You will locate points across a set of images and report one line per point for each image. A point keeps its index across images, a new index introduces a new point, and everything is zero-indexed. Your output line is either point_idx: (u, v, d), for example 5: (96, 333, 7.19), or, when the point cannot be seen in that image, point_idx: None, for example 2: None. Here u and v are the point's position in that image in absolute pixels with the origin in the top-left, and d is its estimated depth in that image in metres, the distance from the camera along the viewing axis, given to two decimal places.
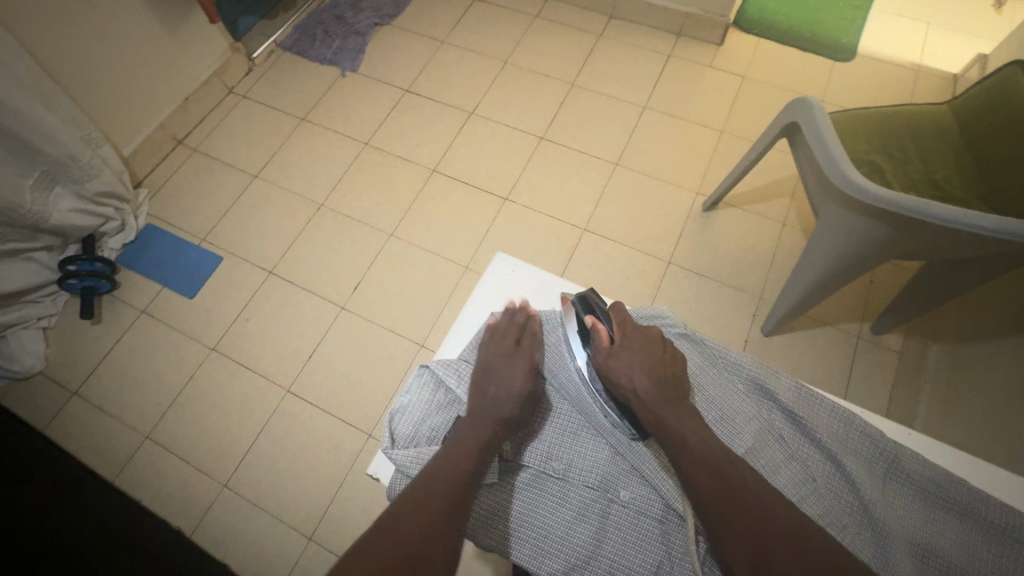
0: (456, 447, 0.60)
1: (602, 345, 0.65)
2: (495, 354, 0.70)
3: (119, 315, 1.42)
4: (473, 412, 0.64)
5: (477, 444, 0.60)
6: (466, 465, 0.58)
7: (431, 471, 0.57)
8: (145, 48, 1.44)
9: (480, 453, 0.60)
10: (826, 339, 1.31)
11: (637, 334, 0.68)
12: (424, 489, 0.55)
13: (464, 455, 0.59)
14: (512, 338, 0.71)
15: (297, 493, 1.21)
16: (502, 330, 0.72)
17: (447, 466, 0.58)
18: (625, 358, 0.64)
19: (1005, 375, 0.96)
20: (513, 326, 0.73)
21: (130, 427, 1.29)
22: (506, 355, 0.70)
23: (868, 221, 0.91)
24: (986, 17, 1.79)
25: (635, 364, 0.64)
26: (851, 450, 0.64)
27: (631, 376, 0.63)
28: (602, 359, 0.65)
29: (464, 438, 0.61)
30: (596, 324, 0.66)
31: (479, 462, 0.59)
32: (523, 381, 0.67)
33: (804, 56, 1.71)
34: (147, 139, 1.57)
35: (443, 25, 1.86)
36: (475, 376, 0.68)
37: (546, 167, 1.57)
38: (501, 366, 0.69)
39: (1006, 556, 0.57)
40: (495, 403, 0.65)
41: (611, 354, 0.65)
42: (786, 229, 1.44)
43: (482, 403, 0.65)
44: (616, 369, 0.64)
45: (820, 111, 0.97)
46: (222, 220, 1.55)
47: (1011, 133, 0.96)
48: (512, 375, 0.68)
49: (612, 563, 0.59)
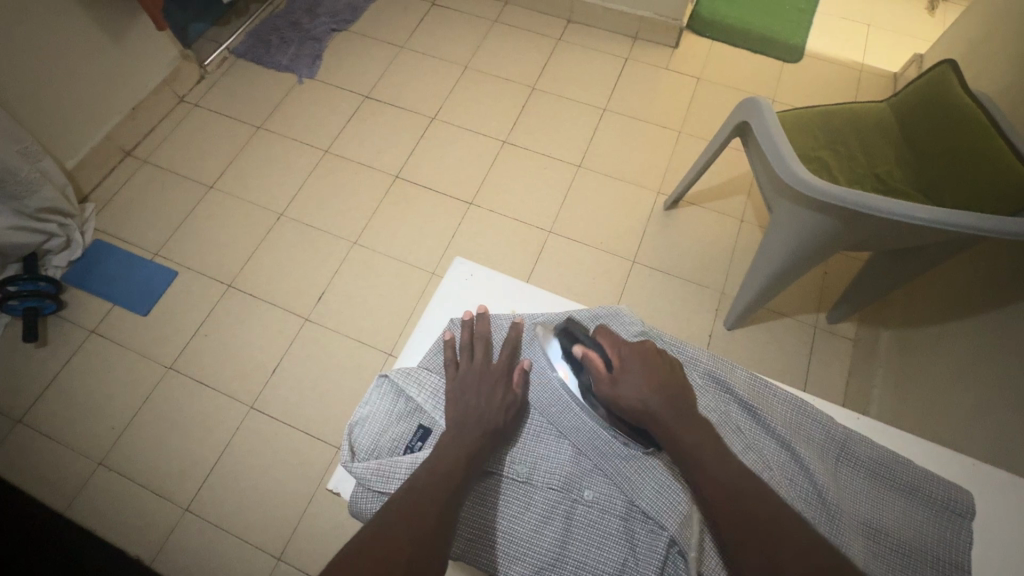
0: (436, 455, 0.58)
1: (601, 375, 0.62)
2: (466, 367, 0.69)
3: (66, 336, 1.35)
4: (458, 420, 0.63)
5: (452, 453, 0.59)
6: (441, 473, 0.56)
7: (413, 480, 0.56)
8: (86, 57, 1.38)
9: (466, 461, 0.58)
10: (786, 330, 1.35)
11: (636, 354, 0.63)
12: (406, 499, 0.53)
13: (446, 463, 0.57)
14: (478, 347, 0.71)
15: (265, 512, 1.17)
16: (464, 341, 0.72)
17: (429, 474, 0.56)
18: (630, 379, 0.60)
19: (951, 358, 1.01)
20: (477, 335, 0.72)
21: (82, 454, 1.22)
22: (475, 365, 0.69)
23: (818, 215, 0.94)
24: (920, 20, 1.89)
25: (643, 385, 0.59)
26: (805, 437, 0.66)
27: (643, 399, 0.59)
28: (607, 390, 0.61)
29: (444, 446, 0.59)
30: (588, 354, 0.63)
31: (459, 473, 0.57)
32: (503, 390, 0.67)
33: (755, 57, 1.76)
34: (92, 151, 1.50)
35: (403, 30, 1.84)
36: (452, 387, 0.67)
37: (510, 171, 1.58)
38: (483, 379, 0.68)
39: (949, 529, 0.61)
40: (472, 411, 0.64)
41: (612, 384, 0.61)
42: (744, 225, 1.48)
43: (460, 412, 0.64)
44: (624, 394, 0.59)
45: (768, 111, 1.01)
46: (175, 234, 1.49)
47: (944, 127, 1.02)
48: (493, 386, 0.67)
49: (578, 562, 0.60)
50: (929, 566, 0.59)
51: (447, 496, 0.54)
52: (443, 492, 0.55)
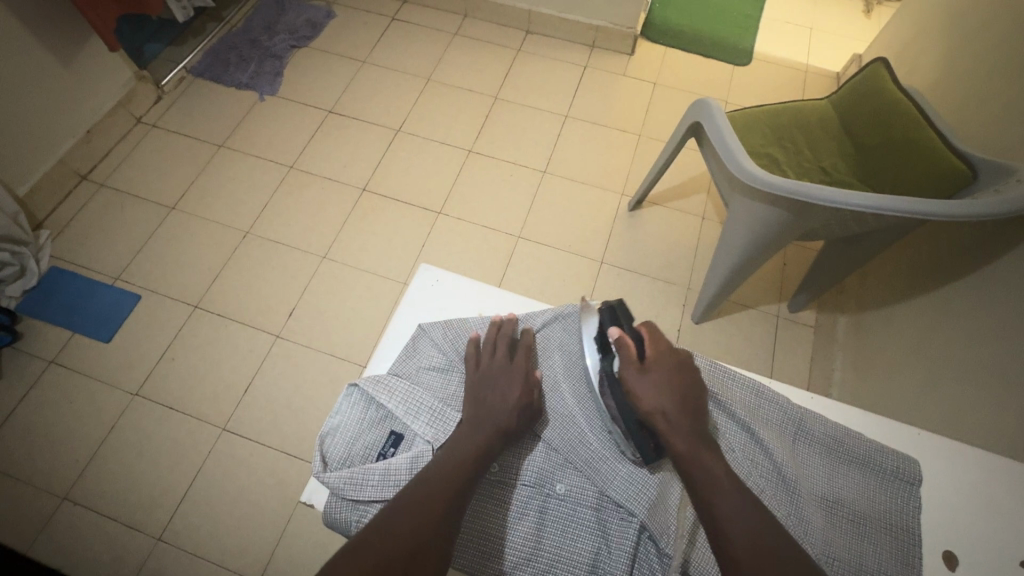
0: (443, 456, 0.59)
1: (631, 360, 0.64)
2: (486, 363, 0.69)
3: (23, 368, 1.30)
4: (472, 417, 0.64)
5: (470, 456, 0.59)
6: (455, 480, 0.56)
7: (416, 481, 0.56)
8: (36, 80, 1.35)
9: (471, 461, 0.59)
10: (750, 321, 1.40)
11: (670, 354, 0.65)
12: (410, 495, 0.55)
13: (452, 464, 0.58)
14: (504, 345, 0.70)
15: (241, 536, 1.15)
16: (491, 337, 0.72)
17: (428, 474, 0.57)
18: (655, 379, 0.62)
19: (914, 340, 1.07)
20: (503, 334, 0.72)
21: (45, 490, 1.18)
22: (497, 362, 0.69)
23: (770, 208, 0.99)
24: (858, 22, 2.01)
25: (665, 389, 0.62)
26: (763, 418, 0.69)
27: (660, 401, 0.61)
28: (633, 375, 0.63)
29: (450, 450, 0.60)
30: (623, 337, 0.65)
31: (472, 476, 0.58)
32: (521, 389, 0.67)
33: (707, 61, 1.84)
34: (45, 177, 1.46)
35: (363, 45, 1.86)
36: (472, 385, 0.68)
37: (476, 180, 1.60)
38: (497, 378, 0.68)
39: (898, 496, 0.65)
40: (485, 410, 0.64)
41: (638, 375, 0.63)
42: (705, 222, 1.53)
43: (473, 409, 0.65)
44: (640, 390, 0.62)
45: (717, 112, 1.06)
46: (136, 257, 1.46)
47: (879, 119, 1.08)
48: (509, 382, 0.67)
49: (553, 557, 0.61)
50: (884, 534, 0.63)
51: (448, 499, 0.55)
52: (444, 492, 0.55)
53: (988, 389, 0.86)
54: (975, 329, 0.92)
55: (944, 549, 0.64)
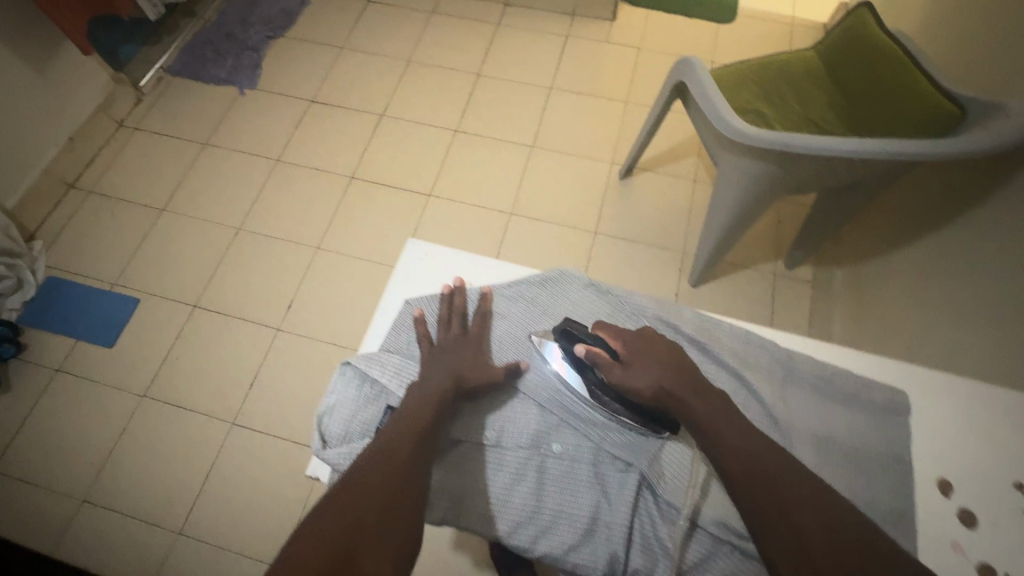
0: (397, 421, 0.59)
1: (611, 364, 0.62)
2: (442, 338, 0.69)
3: (30, 380, 1.31)
4: (433, 377, 0.64)
5: (432, 414, 0.60)
6: (414, 441, 0.56)
7: (377, 442, 0.56)
8: (12, 90, 1.34)
9: (430, 422, 0.59)
10: (747, 280, 1.39)
11: (638, 339, 0.64)
12: (370, 461, 0.54)
13: (411, 424, 0.58)
14: (455, 318, 0.71)
15: (261, 524, 1.17)
16: (443, 312, 0.71)
17: (386, 441, 0.56)
18: (641, 369, 0.61)
19: (913, 283, 1.07)
20: (455, 307, 0.71)
21: (63, 494, 1.20)
22: (452, 337, 0.69)
23: (758, 163, 0.98)
24: None
25: (658, 371, 0.61)
26: (751, 363, 0.69)
27: (658, 380, 0.60)
28: (622, 377, 0.61)
29: (414, 403, 0.61)
30: (591, 350, 0.63)
31: (433, 431, 0.59)
32: (479, 355, 0.68)
33: (689, 21, 1.80)
34: (32, 188, 1.45)
35: (340, 30, 1.82)
36: (432, 358, 0.67)
37: (465, 158, 1.58)
38: (460, 347, 0.68)
39: (889, 427, 0.65)
40: (448, 370, 0.65)
41: (626, 373, 0.61)
42: (697, 184, 1.52)
43: (438, 372, 0.65)
44: (640, 386, 0.61)
45: (699, 69, 1.04)
46: (131, 262, 1.46)
47: (868, 67, 1.06)
48: (471, 352, 0.68)
49: (554, 513, 0.62)
50: (876, 467, 0.63)
51: (409, 457, 0.55)
52: (404, 455, 0.55)
53: (988, 328, 0.86)
54: (972, 269, 0.92)
55: (938, 477, 0.64)
